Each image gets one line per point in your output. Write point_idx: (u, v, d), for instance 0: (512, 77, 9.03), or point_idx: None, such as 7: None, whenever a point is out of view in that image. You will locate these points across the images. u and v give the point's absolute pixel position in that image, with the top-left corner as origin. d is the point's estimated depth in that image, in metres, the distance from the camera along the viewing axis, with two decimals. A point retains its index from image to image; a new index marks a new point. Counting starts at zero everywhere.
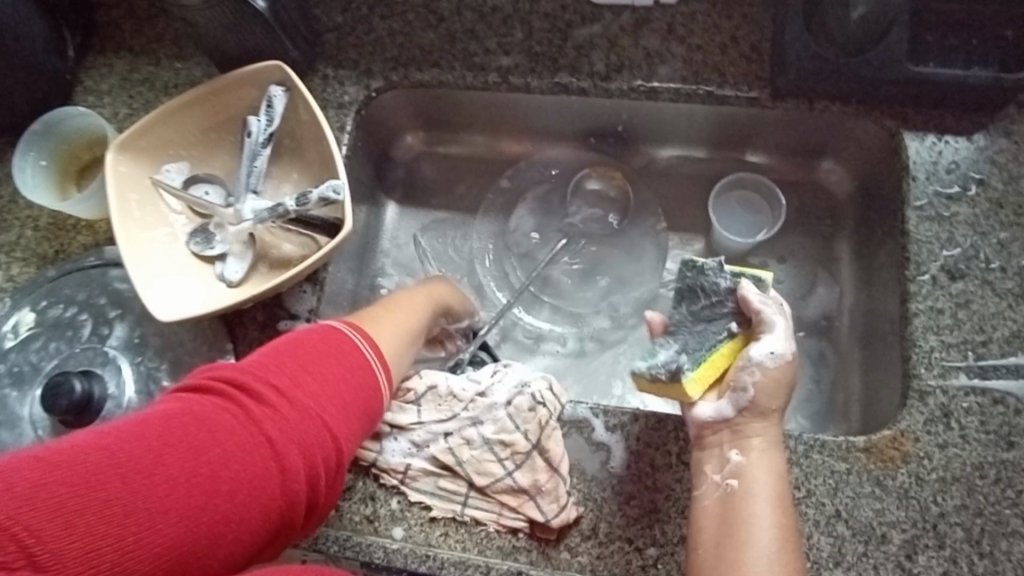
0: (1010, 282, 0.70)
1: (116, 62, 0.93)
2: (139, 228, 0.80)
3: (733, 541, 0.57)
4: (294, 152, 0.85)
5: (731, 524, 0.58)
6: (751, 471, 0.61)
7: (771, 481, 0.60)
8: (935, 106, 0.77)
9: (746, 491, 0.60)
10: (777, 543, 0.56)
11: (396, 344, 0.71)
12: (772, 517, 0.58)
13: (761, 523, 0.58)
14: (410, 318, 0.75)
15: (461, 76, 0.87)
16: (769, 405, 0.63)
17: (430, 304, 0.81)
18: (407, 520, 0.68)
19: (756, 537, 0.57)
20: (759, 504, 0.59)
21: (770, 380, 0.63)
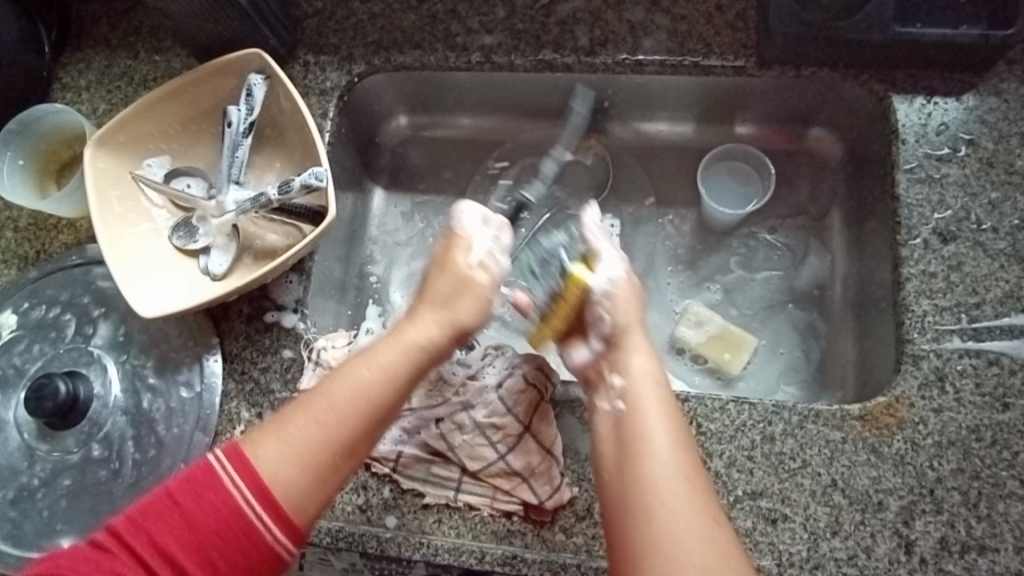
0: (1003, 242, 0.69)
1: (94, 57, 0.91)
2: (121, 224, 0.79)
3: (628, 457, 0.56)
4: (276, 141, 0.83)
5: (624, 442, 0.57)
6: (632, 387, 0.60)
7: (652, 392, 0.60)
8: (924, 68, 0.76)
9: (632, 408, 0.59)
10: (669, 449, 0.56)
11: (318, 467, 0.56)
12: (660, 424, 0.57)
13: (650, 433, 0.57)
14: (347, 414, 0.58)
15: (442, 57, 0.86)
16: (632, 322, 0.65)
17: (381, 377, 0.60)
18: (400, 508, 0.67)
19: (649, 448, 0.56)
20: (645, 416, 0.58)
21: (620, 302, 0.65)
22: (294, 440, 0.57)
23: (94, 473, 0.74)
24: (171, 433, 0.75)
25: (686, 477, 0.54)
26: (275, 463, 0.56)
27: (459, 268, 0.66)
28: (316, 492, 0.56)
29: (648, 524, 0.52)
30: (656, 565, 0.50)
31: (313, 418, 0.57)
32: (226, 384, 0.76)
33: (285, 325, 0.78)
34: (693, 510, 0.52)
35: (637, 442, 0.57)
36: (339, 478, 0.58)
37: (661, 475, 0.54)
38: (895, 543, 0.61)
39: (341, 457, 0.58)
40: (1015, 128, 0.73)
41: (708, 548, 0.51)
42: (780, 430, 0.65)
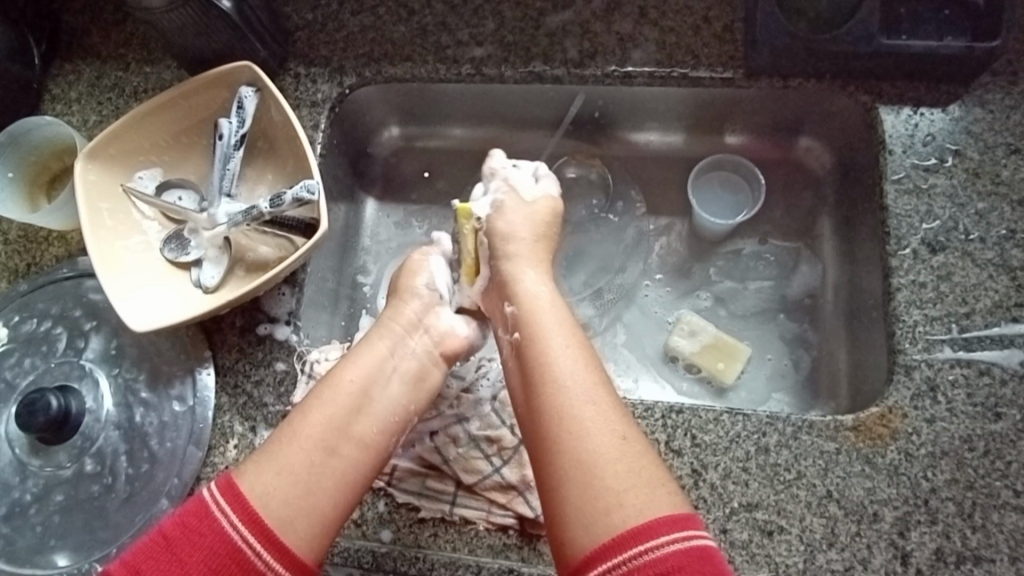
0: (991, 252, 0.70)
1: (83, 69, 0.91)
2: (112, 237, 0.78)
3: (534, 382, 0.61)
4: (267, 153, 0.83)
5: (528, 370, 0.62)
6: (529, 314, 0.65)
7: (551, 316, 0.65)
8: (909, 80, 0.77)
9: (531, 335, 0.64)
10: (572, 369, 0.61)
11: (298, 474, 0.59)
12: (561, 347, 0.62)
13: (551, 358, 0.61)
14: (317, 416, 0.62)
15: (433, 69, 0.86)
16: (515, 240, 0.71)
17: (353, 374, 0.65)
18: (395, 522, 0.67)
19: (553, 371, 0.61)
20: (546, 340, 0.63)
21: (499, 224, 0.72)
22: (270, 456, 0.60)
23: (87, 489, 0.73)
24: (164, 447, 0.74)
25: (589, 391, 0.59)
26: (255, 481, 0.58)
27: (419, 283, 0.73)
28: (301, 503, 0.58)
29: (560, 442, 0.57)
30: (576, 480, 0.55)
31: (289, 433, 0.61)
32: (220, 397, 0.76)
33: (277, 337, 0.77)
34: (602, 422, 0.58)
35: (540, 369, 0.61)
36: (325, 485, 0.59)
37: (569, 395, 0.59)
38: (892, 554, 0.62)
39: (320, 457, 0.60)
40: (1000, 138, 0.74)
41: (619, 458, 0.56)
42: (774, 441, 0.65)
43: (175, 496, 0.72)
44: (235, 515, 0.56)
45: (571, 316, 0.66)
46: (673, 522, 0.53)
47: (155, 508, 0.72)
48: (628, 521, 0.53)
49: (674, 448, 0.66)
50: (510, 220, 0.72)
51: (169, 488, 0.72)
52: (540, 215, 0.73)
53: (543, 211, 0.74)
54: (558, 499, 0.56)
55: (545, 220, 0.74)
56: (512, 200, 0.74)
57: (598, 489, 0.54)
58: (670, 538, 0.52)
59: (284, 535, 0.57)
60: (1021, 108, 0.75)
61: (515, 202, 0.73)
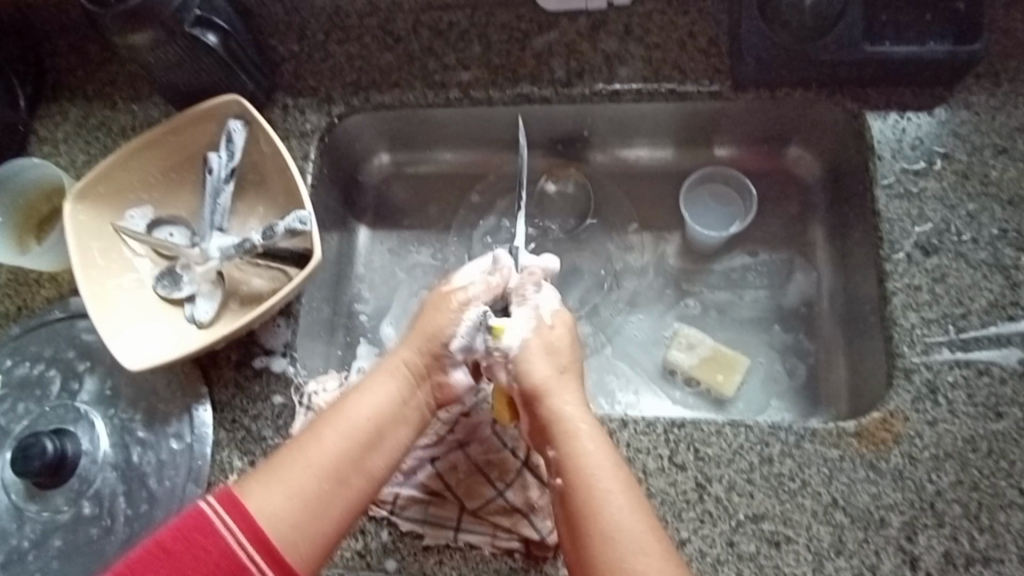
0: (983, 252, 0.70)
1: (71, 109, 0.92)
2: (104, 276, 0.78)
3: (582, 538, 0.56)
4: (258, 185, 0.82)
5: (574, 524, 0.57)
6: (575, 458, 0.60)
7: (599, 458, 0.60)
8: (893, 85, 0.77)
9: (577, 483, 0.59)
10: (624, 523, 0.56)
11: (308, 503, 0.58)
12: (612, 497, 0.57)
13: (601, 512, 0.56)
14: (332, 444, 0.61)
15: (421, 94, 0.87)
16: (546, 380, 0.64)
17: (369, 405, 0.64)
18: (400, 551, 0.66)
19: (604, 527, 0.56)
20: (592, 490, 0.58)
21: (528, 362, 0.65)
22: (281, 474, 0.59)
23: (85, 532, 0.72)
24: (162, 486, 0.73)
25: (643, 548, 0.54)
26: (263, 498, 0.57)
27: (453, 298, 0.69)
28: (306, 529, 0.58)
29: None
30: None
31: (301, 454, 0.60)
32: (217, 433, 0.75)
33: (274, 370, 0.77)
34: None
35: (589, 523, 0.56)
36: (329, 517, 0.59)
37: (619, 555, 0.54)
38: (901, 560, 0.61)
39: (329, 486, 0.59)
40: (987, 139, 0.74)
41: None
42: (778, 451, 0.65)
43: None
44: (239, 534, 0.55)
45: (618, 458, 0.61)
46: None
47: None
48: None
49: (677, 463, 0.66)
50: (538, 359, 0.65)
51: None
52: (567, 342, 0.67)
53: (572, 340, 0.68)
54: None
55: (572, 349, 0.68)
56: (540, 335, 0.67)
57: None
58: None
59: (286, 560, 0.56)
60: (1006, 108, 0.75)
61: (546, 337, 0.67)
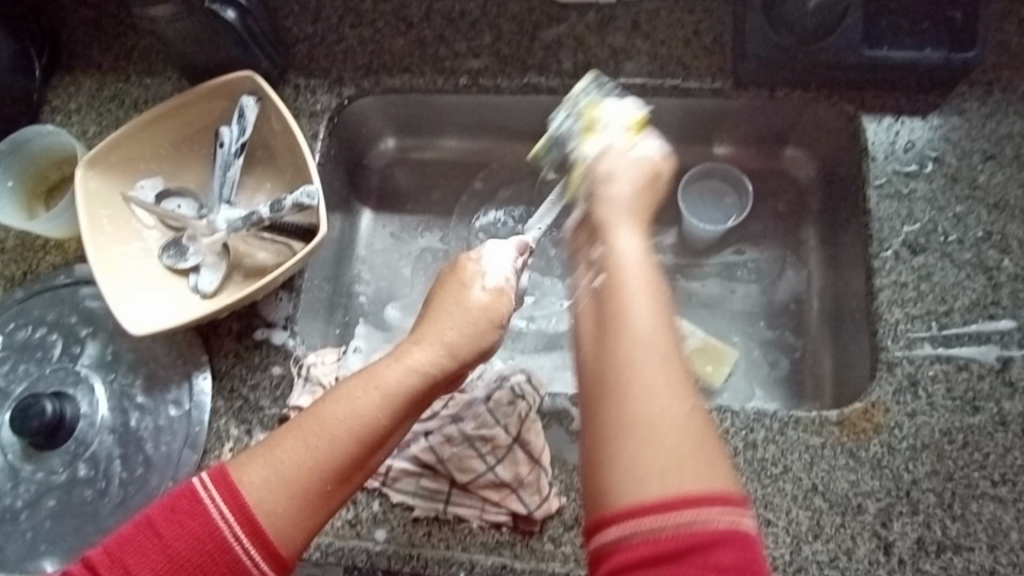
0: (968, 253, 0.72)
1: (85, 81, 0.93)
2: (111, 243, 0.79)
3: (606, 328, 0.54)
4: (267, 161, 0.85)
5: (602, 315, 0.55)
6: (618, 269, 0.57)
7: (645, 277, 0.56)
8: (891, 90, 0.79)
9: (613, 291, 0.56)
10: (647, 338, 0.53)
11: (306, 485, 0.55)
12: (644, 313, 0.54)
13: (632, 324, 0.53)
14: (340, 440, 0.56)
15: (431, 80, 0.88)
16: (624, 192, 0.63)
17: (382, 399, 0.57)
18: (390, 522, 0.68)
19: (629, 332, 0.53)
20: (627, 300, 0.55)
21: (601, 166, 0.65)
22: (282, 466, 0.55)
23: (79, 494, 0.74)
24: (158, 451, 0.74)
25: (665, 362, 0.52)
26: (261, 489, 0.54)
27: (469, 291, 0.62)
28: (301, 522, 0.55)
29: (619, 405, 0.51)
30: (631, 443, 0.49)
31: (305, 430, 0.56)
32: (215, 402, 0.76)
33: (275, 342, 0.78)
34: (665, 396, 0.51)
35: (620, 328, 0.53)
36: (329, 504, 0.56)
37: (635, 362, 0.52)
38: (875, 545, 0.63)
39: (333, 484, 0.56)
40: (976, 145, 0.76)
41: (680, 435, 0.50)
42: (761, 437, 0.67)
43: None
44: (228, 518, 0.54)
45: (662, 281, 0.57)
46: (715, 514, 0.47)
47: None
48: (680, 492, 0.47)
49: None
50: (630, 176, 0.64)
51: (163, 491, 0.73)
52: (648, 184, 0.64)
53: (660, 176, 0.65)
54: (603, 454, 0.50)
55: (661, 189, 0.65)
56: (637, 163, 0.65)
57: (650, 455, 0.49)
58: (708, 514, 0.47)
59: (278, 550, 0.54)
60: (997, 115, 0.77)
61: (634, 172, 0.64)
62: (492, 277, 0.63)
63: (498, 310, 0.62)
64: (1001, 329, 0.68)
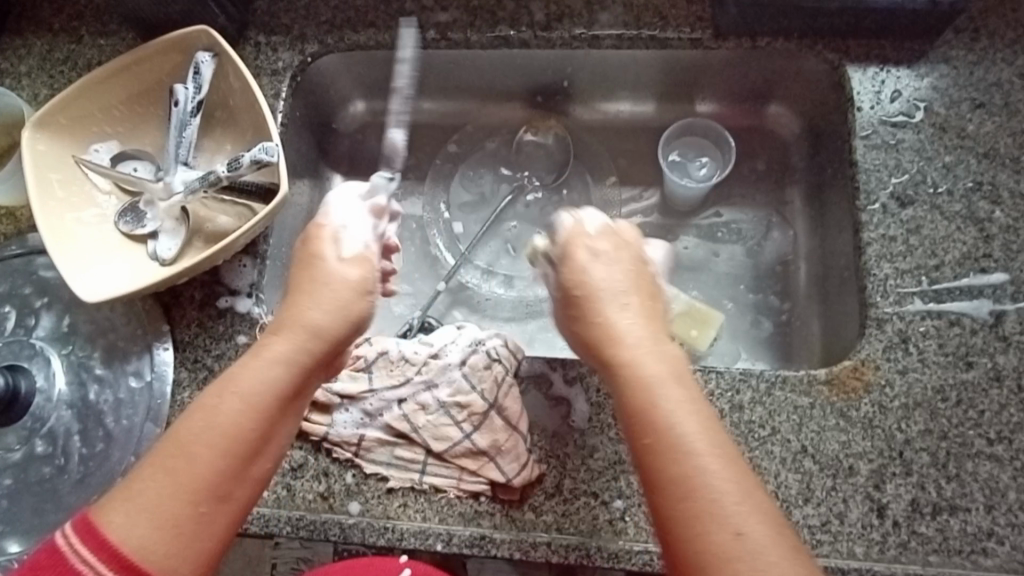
0: (958, 205, 0.69)
1: (35, 43, 0.87)
2: (64, 209, 0.75)
3: (659, 478, 0.47)
4: (227, 122, 0.80)
5: (651, 465, 0.48)
6: (643, 405, 0.50)
7: (668, 387, 0.51)
8: (877, 38, 0.76)
9: (653, 431, 0.49)
10: (706, 457, 0.47)
11: (177, 512, 0.47)
12: (684, 440, 0.48)
13: (666, 464, 0.47)
14: (204, 452, 0.49)
15: (397, 35, 0.84)
16: (628, 326, 0.55)
17: (240, 399, 0.51)
18: (364, 494, 0.65)
19: (685, 467, 0.47)
20: (671, 433, 0.48)
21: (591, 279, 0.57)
22: (146, 497, 0.47)
23: (37, 472, 0.70)
24: (120, 425, 0.70)
25: (727, 479, 0.46)
26: (124, 526, 0.46)
27: (327, 262, 0.58)
28: (187, 552, 0.47)
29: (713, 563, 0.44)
30: None
31: (167, 454, 0.49)
32: (178, 373, 0.72)
33: (239, 310, 0.74)
34: (748, 508, 0.45)
35: (658, 478, 0.47)
36: (216, 533, 0.49)
37: (707, 501, 0.45)
38: (868, 507, 0.61)
39: (207, 505, 0.48)
40: (965, 93, 0.74)
41: (767, 550, 0.44)
42: (748, 399, 0.65)
43: (132, 475, 0.68)
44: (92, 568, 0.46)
45: (688, 386, 0.52)
46: None
47: (112, 488, 0.68)
48: None
49: None
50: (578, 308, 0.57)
51: (126, 466, 0.69)
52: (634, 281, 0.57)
53: (631, 270, 0.58)
54: None
55: (641, 272, 0.58)
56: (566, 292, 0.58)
57: None
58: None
59: None
60: (986, 63, 0.74)
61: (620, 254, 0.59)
62: (350, 245, 0.60)
63: (363, 276, 0.58)
64: (994, 282, 0.66)
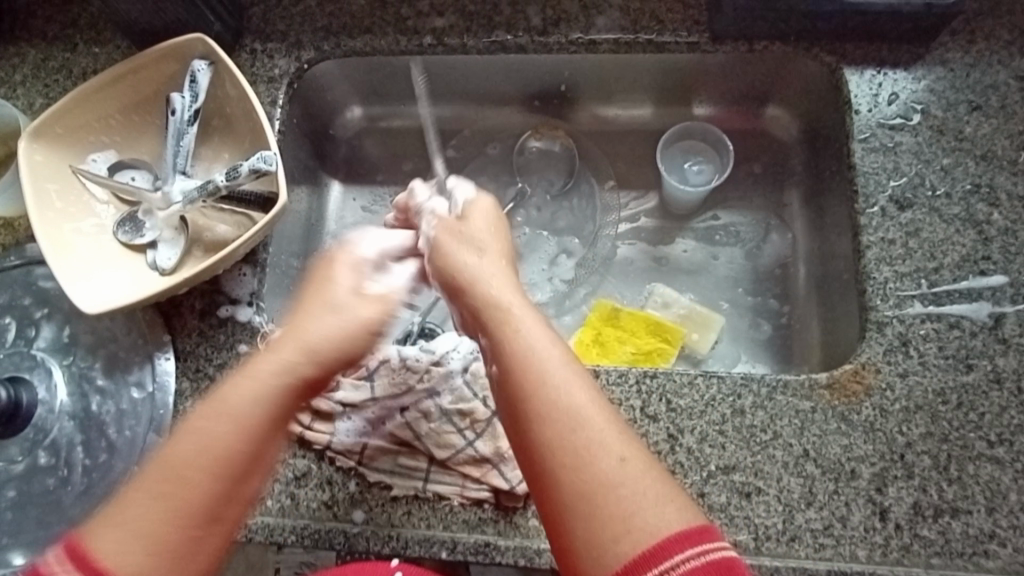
0: (957, 207, 0.70)
1: (30, 52, 0.87)
2: (62, 220, 0.75)
3: (523, 408, 0.49)
4: (224, 130, 0.80)
5: (513, 398, 0.50)
6: (507, 341, 0.53)
7: (536, 332, 0.53)
8: (872, 40, 0.76)
9: (516, 365, 0.51)
10: (569, 387, 0.49)
11: (166, 526, 0.47)
12: (548, 373, 0.50)
13: (532, 395, 0.49)
14: (192, 476, 0.48)
15: (394, 41, 0.84)
16: (489, 266, 0.59)
17: (233, 422, 0.50)
18: (368, 502, 0.65)
19: (549, 395, 0.49)
20: (535, 365, 0.50)
21: (457, 234, 0.62)
22: (131, 523, 0.47)
23: (41, 483, 0.70)
24: (122, 436, 0.70)
25: (593, 410, 0.48)
26: (113, 551, 0.46)
27: (339, 290, 0.58)
28: None
29: (568, 486, 0.46)
30: (594, 503, 0.45)
31: (150, 480, 0.48)
32: (181, 383, 0.71)
33: (240, 319, 0.74)
34: (609, 437, 0.47)
35: (522, 408, 0.49)
36: (203, 554, 0.48)
37: (569, 429, 0.47)
38: (870, 511, 0.61)
39: (198, 527, 0.48)
40: (961, 96, 0.74)
41: (625, 477, 0.46)
42: (749, 403, 0.65)
43: None
44: None
45: (552, 332, 0.54)
46: (686, 547, 0.43)
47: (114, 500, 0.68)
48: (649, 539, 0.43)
49: (650, 414, 0.65)
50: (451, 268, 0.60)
51: (128, 477, 0.68)
52: (496, 236, 0.62)
53: (499, 229, 0.63)
54: (581, 531, 0.45)
55: (507, 236, 0.63)
56: (436, 248, 0.62)
57: (609, 506, 0.45)
58: (685, 559, 0.43)
59: None
60: (981, 65, 0.75)
61: (484, 215, 0.64)
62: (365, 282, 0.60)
63: (375, 315, 0.57)
64: (993, 284, 0.67)
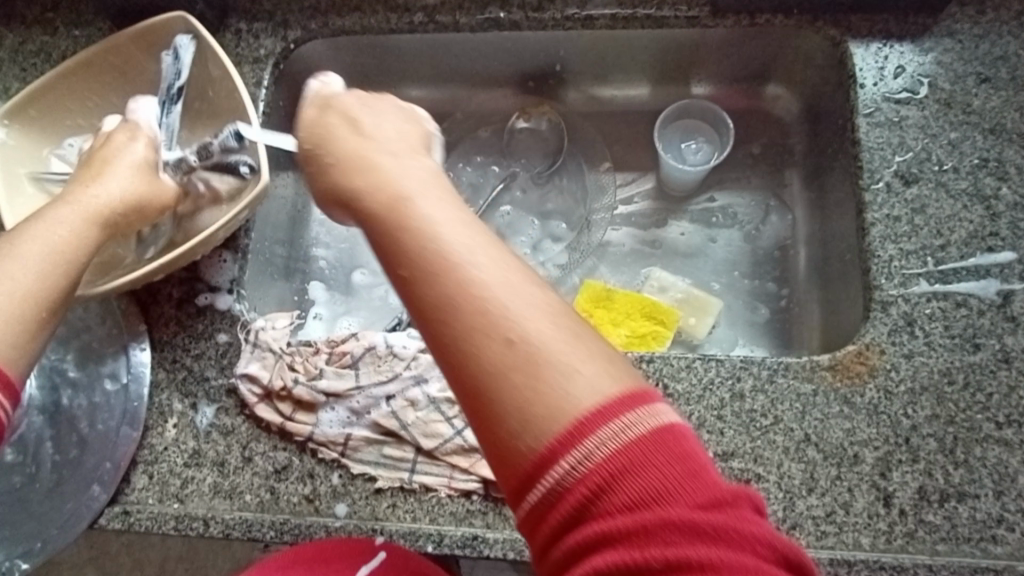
0: (964, 182, 0.67)
1: (6, 34, 0.83)
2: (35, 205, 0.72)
3: (424, 289, 0.41)
4: (207, 111, 0.76)
5: (412, 283, 0.42)
6: (397, 218, 0.44)
7: (435, 204, 0.44)
8: (879, 12, 0.73)
9: (407, 243, 0.43)
10: (469, 254, 0.42)
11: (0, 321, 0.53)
12: (446, 242, 0.42)
13: (430, 273, 0.41)
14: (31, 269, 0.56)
15: (383, 18, 0.81)
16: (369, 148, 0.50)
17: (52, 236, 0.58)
18: (351, 495, 0.63)
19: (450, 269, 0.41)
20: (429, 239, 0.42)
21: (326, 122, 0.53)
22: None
23: (8, 481, 0.66)
24: (95, 430, 0.67)
25: (503, 275, 0.41)
26: None
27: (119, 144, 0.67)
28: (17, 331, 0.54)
29: (487, 365, 0.39)
30: (520, 377, 0.38)
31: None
32: (157, 374, 0.69)
33: (219, 307, 0.71)
34: (524, 299, 0.41)
35: (420, 292, 0.41)
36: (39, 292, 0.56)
37: (479, 300, 0.40)
38: (874, 497, 0.59)
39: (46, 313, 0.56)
40: (970, 68, 0.71)
41: (550, 342, 0.39)
42: (749, 387, 0.62)
43: (108, 482, 0.65)
44: None
45: (451, 201, 0.46)
46: (630, 407, 0.38)
47: (86, 496, 0.64)
48: (588, 407, 0.38)
49: None
50: (324, 165, 0.51)
51: (101, 472, 0.65)
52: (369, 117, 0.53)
53: (373, 107, 0.55)
54: (510, 411, 0.38)
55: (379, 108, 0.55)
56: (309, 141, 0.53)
57: (538, 376, 0.38)
58: (630, 425, 0.37)
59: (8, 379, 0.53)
60: (991, 36, 0.72)
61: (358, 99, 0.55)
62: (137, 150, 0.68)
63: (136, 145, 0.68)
64: (1001, 261, 0.64)
